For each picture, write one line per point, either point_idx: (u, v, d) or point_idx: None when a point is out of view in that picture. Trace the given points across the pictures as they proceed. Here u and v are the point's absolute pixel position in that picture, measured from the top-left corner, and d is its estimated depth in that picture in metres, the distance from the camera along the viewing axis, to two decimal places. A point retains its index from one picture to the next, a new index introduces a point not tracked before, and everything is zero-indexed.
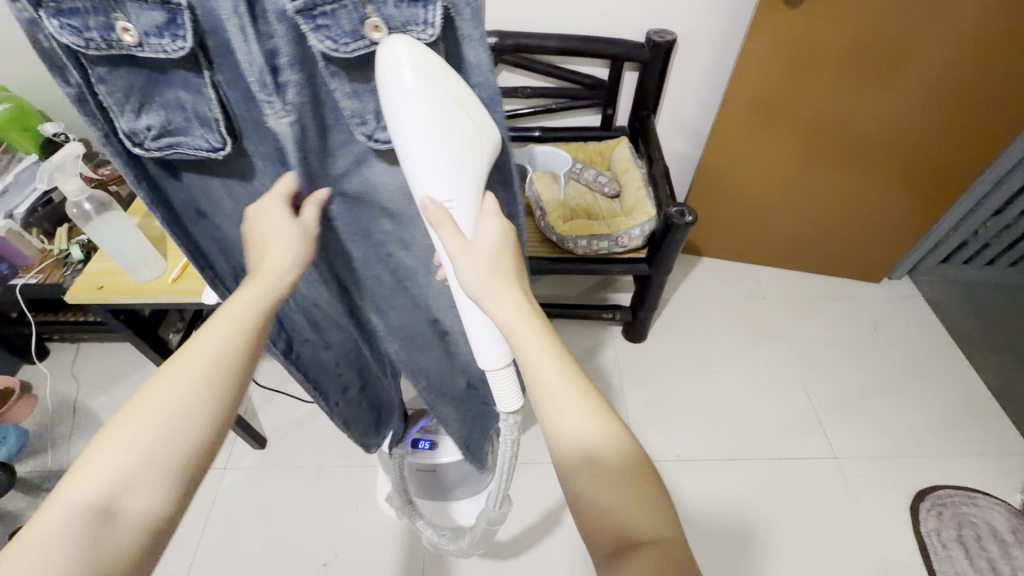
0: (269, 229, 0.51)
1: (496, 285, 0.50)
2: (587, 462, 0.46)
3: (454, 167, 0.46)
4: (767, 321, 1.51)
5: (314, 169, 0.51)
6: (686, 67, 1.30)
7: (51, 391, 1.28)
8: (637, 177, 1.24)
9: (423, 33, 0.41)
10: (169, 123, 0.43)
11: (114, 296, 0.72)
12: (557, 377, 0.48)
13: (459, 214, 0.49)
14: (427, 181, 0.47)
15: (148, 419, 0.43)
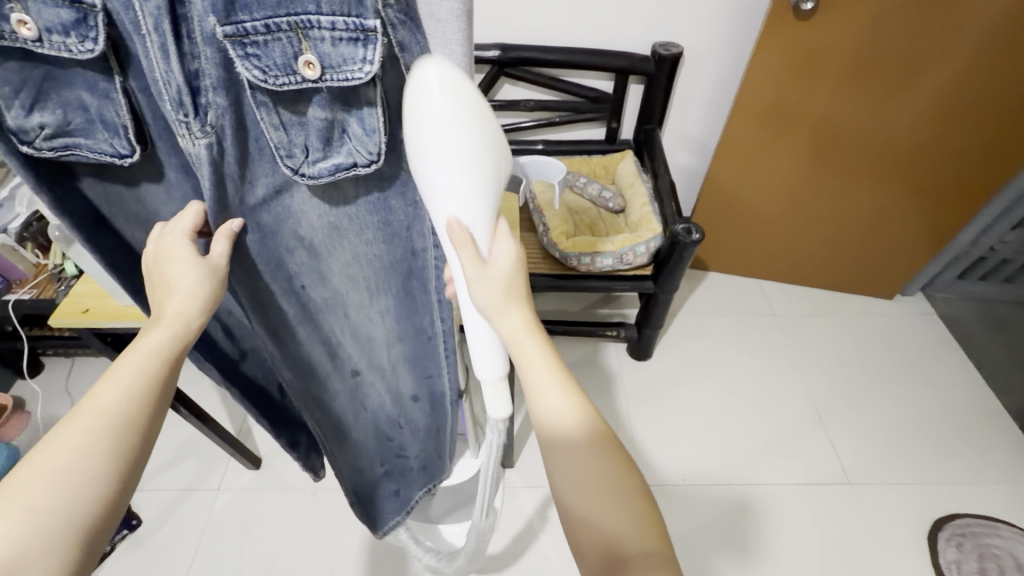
0: (170, 269, 0.45)
1: (508, 306, 0.46)
2: (573, 464, 0.44)
3: (479, 190, 0.41)
4: (776, 339, 1.47)
5: (230, 198, 0.43)
6: (693, 79, 1.27)
7: (44, 410, 1.25)
8: (643, 192, 1.21)
9: (361, 71, 0.35)
10: (66, 123, 0.36)
11: (98, 320, 0.69)
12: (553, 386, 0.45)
13: (481, 235, 0.43)
14: (452, 201, 0.41)
15: (38, 487, 0.37)
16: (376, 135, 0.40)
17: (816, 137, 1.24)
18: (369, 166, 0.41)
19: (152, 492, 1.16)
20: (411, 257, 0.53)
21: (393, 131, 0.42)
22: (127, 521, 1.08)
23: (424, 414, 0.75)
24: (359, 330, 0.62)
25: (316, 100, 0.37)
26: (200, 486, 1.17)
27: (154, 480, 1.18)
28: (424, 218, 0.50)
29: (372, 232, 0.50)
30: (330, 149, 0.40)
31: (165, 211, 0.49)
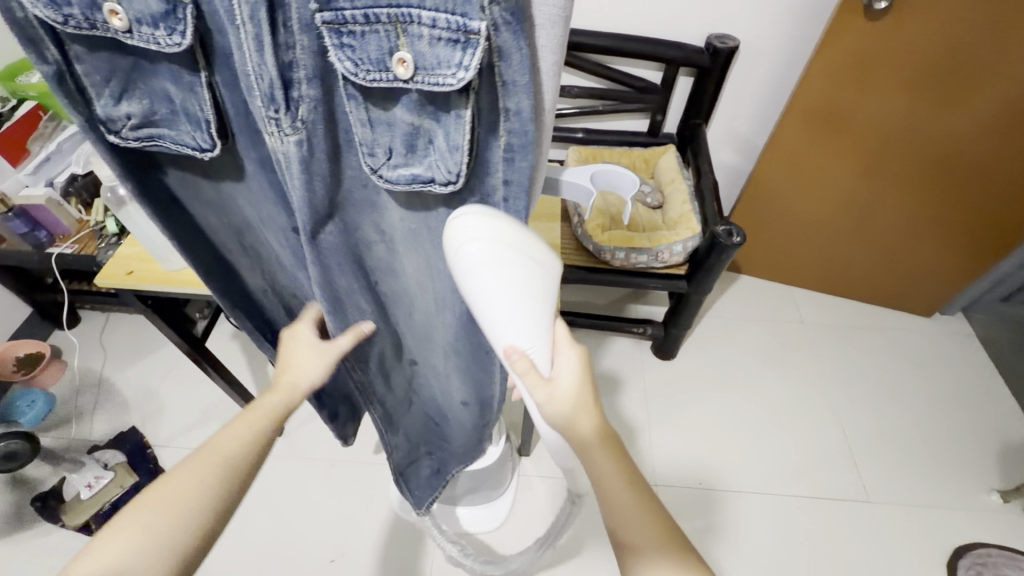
0: (303, 353, 0.58)
1: (576, 418, 0.50)
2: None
3: (526, 318, 0.47)
4: (807, 348, 1.44)
5: (319, 199, 0.43)
6: (746, 75, 1.23)
7: (80, 361, 1.30)
8: (683, 189, 1.18)
9: (454, 77, 0.32)
10: (153, 113, 0.39)
11: (143, 283, 0.71)
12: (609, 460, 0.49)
13: (539, 357, 0.50)
14: (509, 334, 0.48)
15: (159, 513, 0.43)
16: (458, 153, 0.38)
17: (868, 156, 1.21)
18: (446, 184, 0.41)
19: (179, 450, 1.17)
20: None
21: (479, 146, 0.39)
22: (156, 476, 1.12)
23: (472, 420, 0.78)
24: (421, 332, 0.65)
25: (404, 104, 0.37)
26: None
27: (181, 438, 1.19)
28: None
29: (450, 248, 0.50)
30: (412, 157, 0.40)
31: (240, 198, 0.51)
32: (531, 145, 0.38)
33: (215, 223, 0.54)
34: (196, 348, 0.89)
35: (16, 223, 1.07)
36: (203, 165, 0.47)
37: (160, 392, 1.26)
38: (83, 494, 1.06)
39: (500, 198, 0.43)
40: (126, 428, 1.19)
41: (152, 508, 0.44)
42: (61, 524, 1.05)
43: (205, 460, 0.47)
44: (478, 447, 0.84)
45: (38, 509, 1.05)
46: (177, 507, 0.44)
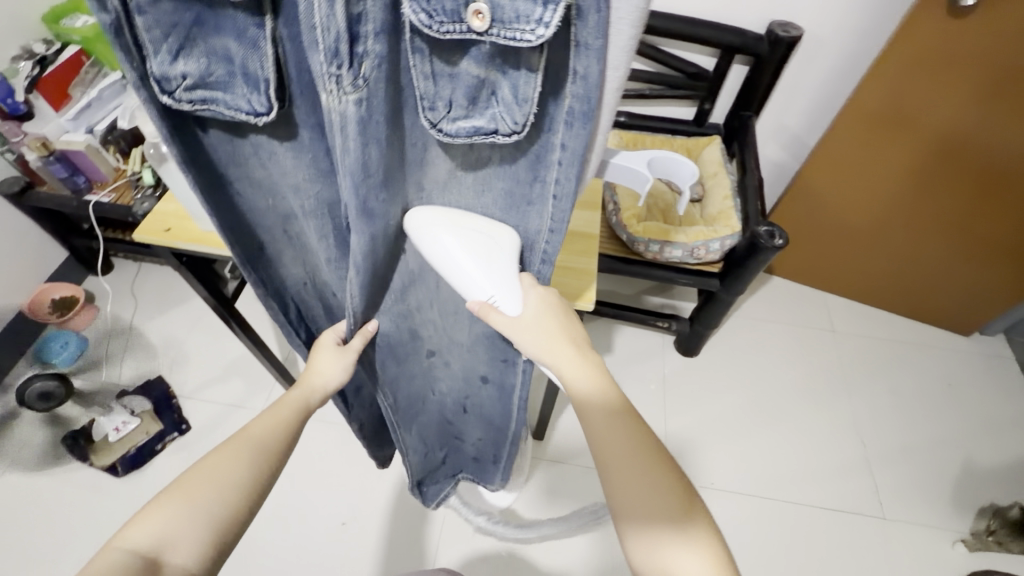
0: (324, 359, 0.63)
1: (554, 344, 0.52)
2: (632, 487, 0.47)
3: (483, 267, 0.49)
4: (834, 357, 1.40)
5: (374, 163, 0.41)
6: (805, 67, 1.16)
7: (111, 307, 1.33)
8: (726, 184, 1.14)
9: (532, 33, 0.31)
10: (209, 74, 0.37)
11: (179, 242, 0.71)
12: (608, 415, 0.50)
13: (504, 300, 0.51)
14: (465, 289, 0.51)
15: (205, 486, 0.48)
16: (526, 105, 0.37)
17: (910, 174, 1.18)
18: (509, 136, 0.39)
19: (201, 402, 1.20)
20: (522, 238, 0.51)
21: (545, 104, 0.39)
22: (178, 425, 1.15)
23: (494, 401, 0.73)
24: (448, 305, 0.62)
25: (472, 56, 0.36)
26: (245, 404, 1.20)
27: (204, 391, 1.21)
28: (547, 204, 0.46)
29: (492, 197, 0.48)
30: (474, 109, 0.39)
31: (286, 177, 0.48)
32: (594, 112, 0.37)
33: (261, 203, 0.51)
34: (226, 308, 0.90)
35: (57, 167, 1.09)
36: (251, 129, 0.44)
37: (187, 344, 1.28)
38: (111, 437, 1.11)
39: (556, 159, 0.42)
40: (152, 376, 1.22)
41: (189, 487, 0.48)
42: (88, 463, 1.09)
43: (237, 443, 0.53)
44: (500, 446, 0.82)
45: (68, 446, 1.09)
46: (216, 480, 0.49)
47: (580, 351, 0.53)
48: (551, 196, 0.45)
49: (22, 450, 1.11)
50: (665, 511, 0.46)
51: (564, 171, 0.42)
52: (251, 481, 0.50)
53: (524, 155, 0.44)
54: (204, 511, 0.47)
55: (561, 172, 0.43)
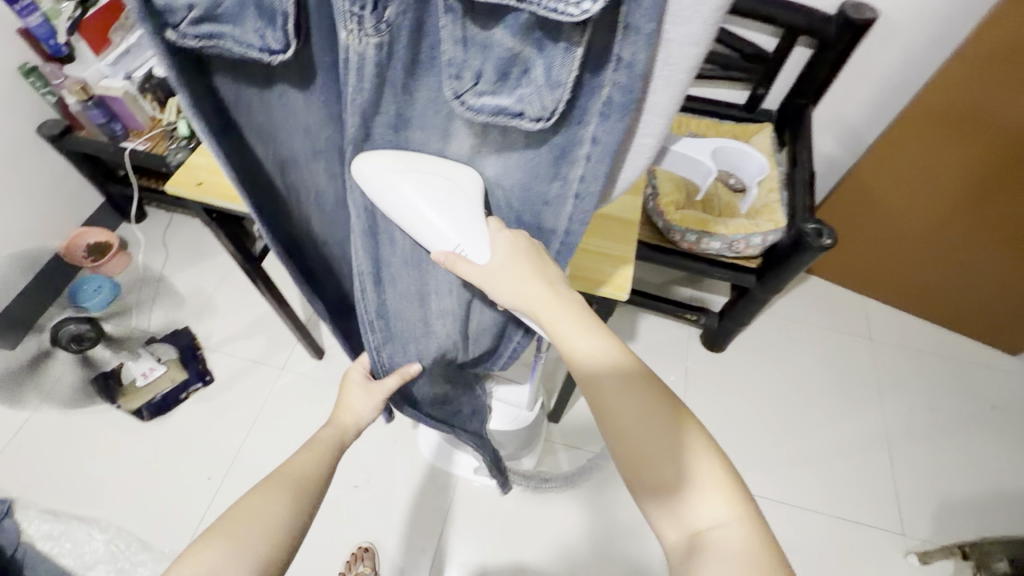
0: (355, 399, 0.67)
1: (527, 283, 0.48)
2: (632, 425, 0.45)
3: (444, 214, 0.46)
4: (867, 365, 1.34)
5: (388, 107, 0.40)
6: (873, 54, 1.08)
7: (142, 255, 1.35)
8: (773, 176, 1.08)
9: (577, 6, 0.29)
10: (216, 6, 0.34)
11: (209, 197, 0.70)
12: (605, 368, 0.47)
13: (469, 248, 0.48)
14: (429, 238, 0.48)
15: (247, 527, 0.50)
16: (559, 89, 0.35)
17: (984, 182, 1.08)
18: (535, 121, 0.37)
19: (225, 355, 1.22)
20: (537, 231, 0.50)
21: (579, 91, 0.36)
22: (202, 376, 1.17)
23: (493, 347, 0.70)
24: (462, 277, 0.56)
25: (509, 25, 0.33)
26: (267, 361, 1.21)
27: (228, 344, 1.23)
28: (565, 203, 0.46)
29: (510, 189, 0.47)
30: (502, 86, 0.36)
31: (290, 127, 0.45)
32: (632, 105, 0.36)
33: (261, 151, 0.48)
34: (252, 266, 0.90)
35: (95, 113, 1.08)
36: (262, 70, 0.41)
37: (214, 297, 1.30)
38: (139, 382, 1.14)
39: (582, 156, 0.41)
40: (179, 325, 1.25)
41: (233, 532, 0.49)
42: (116, 405, 1.13)
43: (277, 485, 0.55)
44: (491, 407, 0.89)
45: (97, 386, 1.13)
46: (259, 522, 0.50)
47: (556, 288, 0.49)
48: (572, 196, 0.44)
49: (56, 386, 1.15)
50: (670, 465, 0.44)
51: (591, 168, 0.41)
52: (292, 519, 0.52)
53: (548, 144, 0.41)
54: (245, 551, 0.48)
55: (586, 169, 0.41)
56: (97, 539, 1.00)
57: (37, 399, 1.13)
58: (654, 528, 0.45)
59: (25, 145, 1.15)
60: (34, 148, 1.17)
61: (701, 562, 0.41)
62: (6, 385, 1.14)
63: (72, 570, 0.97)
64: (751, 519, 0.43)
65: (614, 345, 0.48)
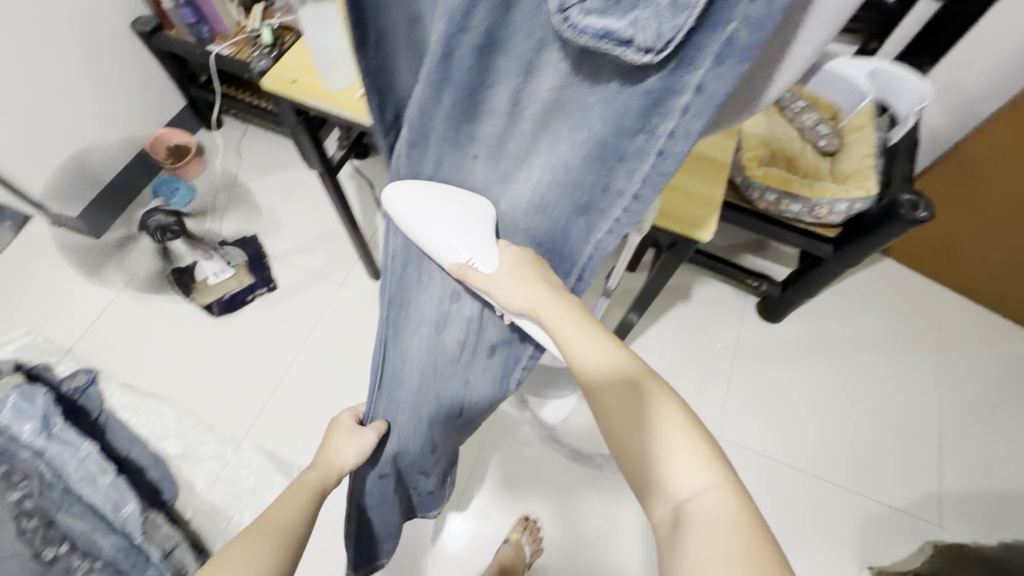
0: (344, 440, 0.73)
1: (524, 275, 0.57)
2: (616, 404, 0.47)
3: (458, 232, 0.59)
4: (932, 357, 1.27)
5: (482, 22, 0.39)
6: (1015, 13, 0.96)
7: (218, 161, 1.40)
8: (870, 141, 1.01)
9: None
10: None
11: (304, 96, 0.71)
12: (594, 351, 0.51)
13: (477, 258, 0.59)
14: (445, 250, 0.60)
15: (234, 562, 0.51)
16: (680, 17, 0.32)
17: None
18: (643, 51, 0.35)
19: (289, 266, 1.27)
20: (600, 192, 0.48)
21: (700, 29, 0.33)
22: (266, 282, 1.23)
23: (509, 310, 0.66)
24: (537, 196, 0.53)
25: None
26: (326, 277, 1.26)
27: (292, 257, 1.28)
28: (644, 160, 0.43)
29: (585, 140, 0.45)
30: (612, 6, 0.34)
31: None
32: (752, 54, 0.33)
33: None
34: (330, 176, 0.91)
35: (185, 12, 1.10)
36: None
37: (281, 211, 1.34)
38: (211, 281, 1.22)
39: (679, 107, 0.38)
40: (249, 234, 1.29)
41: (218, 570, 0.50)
42: (189, 298, 1.21)
43: (259, 528, 0.57)
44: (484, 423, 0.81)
45: (171, 279, 1.20)
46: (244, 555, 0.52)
47: (554, 291, 0.55)
48: (654, 152, 0.42)
49: (136, 272, 1.23)
50: (653, 439, 0.44)
51: (685, 121, 0.38)
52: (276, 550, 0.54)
53: (643, 87, 0.38)
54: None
55: (681, 122, 0.39)
56: (169, 416, 1.09)
57: (122, 283, 1.22)
58: (647, 513, 0.44)
59: (121, 42, 1.18)
60: (128, 44, 1.20)
61: (687, 535, 0.39)
62: (95, 265, 1.23)
63: (146, 438, 1.07)
64: (733, 490, 0.41)
65: (602, 336, 0.52)
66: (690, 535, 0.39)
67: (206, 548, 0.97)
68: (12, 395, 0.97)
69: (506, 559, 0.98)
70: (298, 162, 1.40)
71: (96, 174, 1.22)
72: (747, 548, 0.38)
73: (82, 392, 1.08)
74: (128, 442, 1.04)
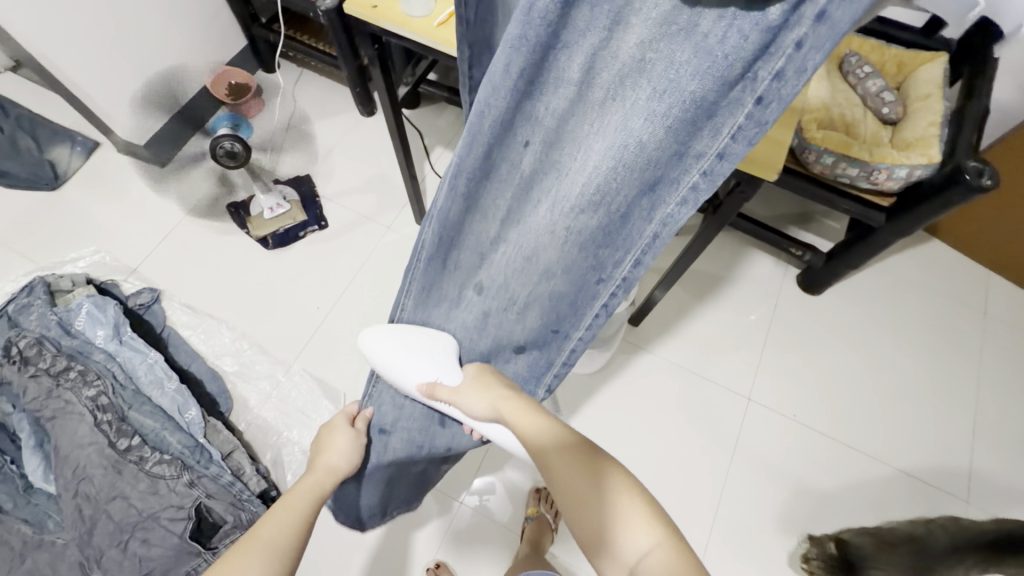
0: (336, 440, 0.72)
1: (485, 380, 0.64)
2: (565, 477, 0.52)
3: (425, 358, 0.65)
4: (974, 340, 1.26)
5: None
6: None
7: (275, 101, 1.43)
8: (937, 110, 0.98)
9: None
10: None
11: (383, 21, 0.73)
12: (542, 429, 0.57)
13: (444, 376, 0.65)
14: (414, 376, 0.65)
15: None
16: None
17: None
18: None
19: (340, 205, 1.31)
20: (677, 158, 0.45)
21: None
22: (317, 220, 1.27)
23: (547, 307, 0.62)
24: (600, 176, 0.50)
25: None
26: (375, 219, 1.30)
27: (343, 197, 1.32)
28: (739, 113, 0.41)
29: (671, 104, 0.43)
30: None
31: None
32: None
33: None
34: (394, 108, 0.94)
35: None
36: None
37: (334, 153, 1.37)
38: (267, 215, 1.25)
39: (791, 43, 0.36)
40: (303, 174, 1.34)
41: None
42: (246, 231, 1.26)
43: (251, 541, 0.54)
44: (480, 445, 0.73)
45: (231, 212, 1.26)
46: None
47: (512, 391, 0.62)
48: (754, 100, 0.40)
49: (197, 199, 1.29)
50: (600, 501, 0.49)
51: (797, 59, 0.37)
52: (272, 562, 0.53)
53: (758, 28, 0.37)
54: None
55: (790, 60, 0.37)
56: (226, 335, 1.16)
57: (185, 210, 1.28)
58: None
59: None
60: None
61: None
62: (160, 192, 1.30)
63: (205, 355, 1.14)
64: (671, 541, 0.45)
65: (545, 418, 0.58)
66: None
67: (257, 458, 1.04)
68: (86, 303, 1.04)
69: (532, 535, 1.01)
70: (351, 107, 1.43)
71: (163, 105, 1.27)
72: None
73: (146, 309, 1.14)
74: (189, 356, 1.11)
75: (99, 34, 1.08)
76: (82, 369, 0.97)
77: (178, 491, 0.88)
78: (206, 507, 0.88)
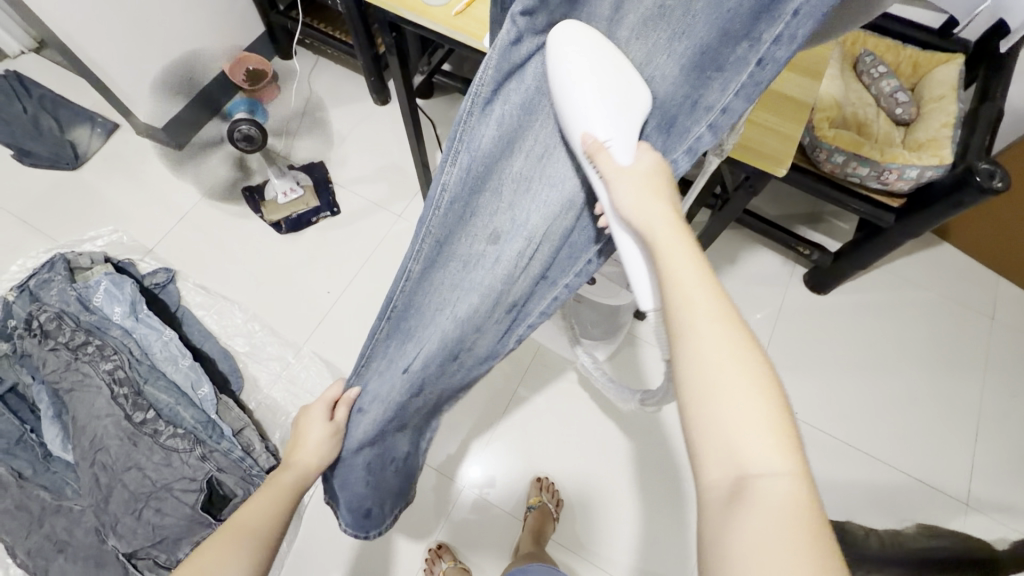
0: (313, 429, 0.64)
1: (645, 194, 0.42)
2: (709, 336, 0.36)
3: (615, 99, 0.42)
4: (980, 344, 1.26)
5: None
6: None
7: (291, 88, 1.45)
8: (949, 112, 0.98)
9: None
10: None
11: (403, 10, 0.75)
12: (691, 272, 0.38)
13: (619, 146, 0.42)
14: (585, 115, 0.42)
15: None
16: None
17: None
18: None
19: (353, 192, 1.33)
20: (686, 106, 0.43)
21: None
22: (330, 206, 1.29)
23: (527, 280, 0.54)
24: None
25: None
26: (387, 207, 1.31)
27: (356, 185, 1.33)
28: (744, 70, 0.40)
29: (683, 48, 0.41)
30: None
31: None
32: None
33: None
34: (409, 97, 0.95)
35: None
36: None
37: (348, 140, 1.39)
38: (280, 200, 1.27)
39: (790, 9, 0.35)
40: (317, 160, 1.36)
41: None
42: (260, 215, 1.28)
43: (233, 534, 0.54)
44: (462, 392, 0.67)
45: (246, 196, 1.28)
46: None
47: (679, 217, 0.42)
48: (756, 60, 0.39)
49: (213, 183, 1.31)
50: (739, 387, 0.34)
51: (794, 24, 0.36)
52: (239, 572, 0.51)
53: None
54: None
55: (789, 26, 0.36)
56: (239, 316, 1.18)
57: (201, 193, 1.30)
58: (694, 468, 0.34)
59: None
60: None
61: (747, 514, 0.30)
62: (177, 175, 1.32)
63: (218, 334, 1.17)
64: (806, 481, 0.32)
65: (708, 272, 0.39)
66: (750, 515, 0.30)
67: (267, 436, 1.07)
68: (104, 281, 1.07)
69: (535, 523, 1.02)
70: (365, 96, 1.44)
71: (181, 89, 1.29)
72: (811, 533, 0.30)
73: (161, 288, 1.17)
74: (202, 335, 1.14)
75: (121, 18, 1.10)
76: (100, 344, 1.00)
77: (191, 464, 0.90)
78: (218, 480, 0.91)
